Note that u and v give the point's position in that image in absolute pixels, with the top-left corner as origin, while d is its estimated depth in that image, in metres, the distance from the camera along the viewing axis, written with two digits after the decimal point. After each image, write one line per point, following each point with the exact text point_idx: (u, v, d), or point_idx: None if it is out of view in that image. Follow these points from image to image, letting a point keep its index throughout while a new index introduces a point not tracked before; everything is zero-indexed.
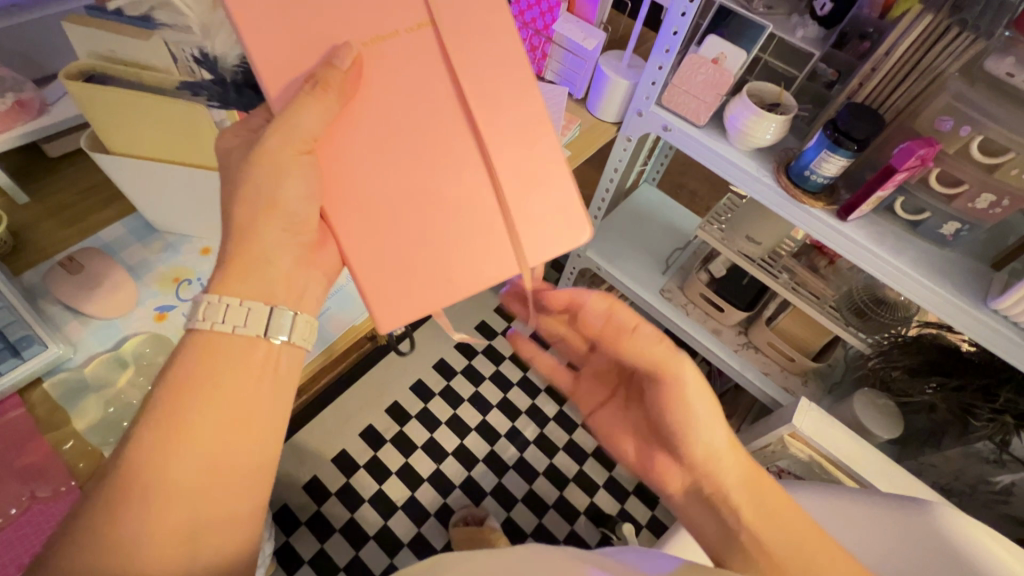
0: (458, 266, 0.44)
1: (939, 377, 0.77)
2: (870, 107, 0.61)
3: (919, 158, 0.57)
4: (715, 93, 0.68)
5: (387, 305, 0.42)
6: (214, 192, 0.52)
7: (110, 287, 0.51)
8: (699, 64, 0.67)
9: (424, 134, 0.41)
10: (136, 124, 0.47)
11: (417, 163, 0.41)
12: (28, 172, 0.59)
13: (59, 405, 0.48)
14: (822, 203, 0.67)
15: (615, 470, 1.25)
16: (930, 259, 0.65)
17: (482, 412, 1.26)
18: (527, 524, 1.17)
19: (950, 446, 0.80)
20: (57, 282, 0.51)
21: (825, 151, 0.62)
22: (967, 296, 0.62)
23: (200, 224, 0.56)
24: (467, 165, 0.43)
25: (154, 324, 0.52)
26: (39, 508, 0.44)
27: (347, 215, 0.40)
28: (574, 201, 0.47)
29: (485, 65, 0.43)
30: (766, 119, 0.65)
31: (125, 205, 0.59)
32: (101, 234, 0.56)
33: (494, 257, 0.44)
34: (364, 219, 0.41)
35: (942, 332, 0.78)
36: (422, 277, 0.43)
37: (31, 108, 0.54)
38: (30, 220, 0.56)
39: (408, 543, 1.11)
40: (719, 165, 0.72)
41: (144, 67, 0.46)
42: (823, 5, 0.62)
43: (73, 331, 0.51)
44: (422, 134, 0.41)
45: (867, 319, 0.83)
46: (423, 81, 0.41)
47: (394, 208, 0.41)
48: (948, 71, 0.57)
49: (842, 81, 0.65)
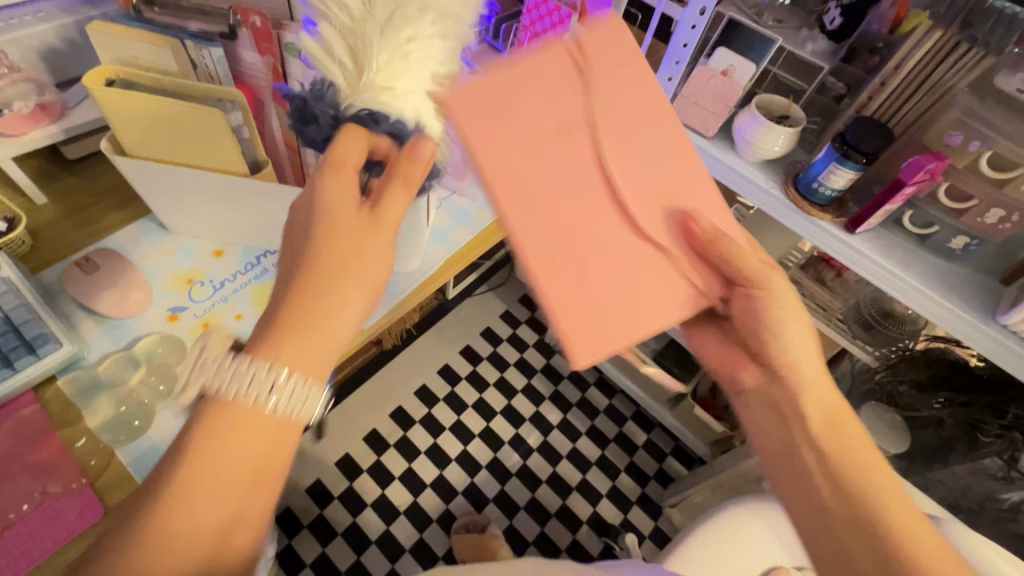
0: (643, 311, 0.44)
1: (947, 392, 0.78)
2: (879, 120, 0.62)
3: (928, 171, 0.58)
4: (723, 104, 0.69)
5: (590, 348, 0.42)
6: (228, 197, 0.53)
7: (124, 287, 0.52)
8: (708, 77, 0.68)
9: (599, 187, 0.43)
10: (158, 129, 0.48)
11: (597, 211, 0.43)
12: (48, 174, 0.60)
13: (72, 403, 0.49)
14: (829, 215, 0.67)
15: (619, 479, 1.25)
16: (939, 273, 0.65)
17: (486, 418, 1.26)
18: (529, 533, 1.16)
19: (958, 462, 0.79)
20: (73, 281, 0.52)
21: (834, 164, 0.62)
22: (976, 311, 0.62)
23: (213, 227, 0.57)
24: (627, 203, 0.44)
25: (166, 325, 0.53)
26: (49, 504, 0.44)
27: (541, 263, 0.41)
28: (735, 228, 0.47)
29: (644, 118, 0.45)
30: (776, 132, 0.66)
31: (140, 207, 0.60)
32: (116, 235, 0.57)
33: (662, 295, 0.45)
34: (557, 267, 0.42)
35: (951, 346, 0.77)
36: (620, 321, 0.43)
37: (53, 111, 0.56)
38: (48, 220, 0.57)
39: (410, 549, 1.11)
40: (727, 175, 0.72)
41: (167, 73, 0.47)
42: (834, 19, 0.64)
43: (88, 331, 0.52)
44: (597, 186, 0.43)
45: (874, 332, 0.82)
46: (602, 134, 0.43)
47: (573, 250, 0.42)
48: (958, 86, 0.57)
49: (852, 95, 0.66)
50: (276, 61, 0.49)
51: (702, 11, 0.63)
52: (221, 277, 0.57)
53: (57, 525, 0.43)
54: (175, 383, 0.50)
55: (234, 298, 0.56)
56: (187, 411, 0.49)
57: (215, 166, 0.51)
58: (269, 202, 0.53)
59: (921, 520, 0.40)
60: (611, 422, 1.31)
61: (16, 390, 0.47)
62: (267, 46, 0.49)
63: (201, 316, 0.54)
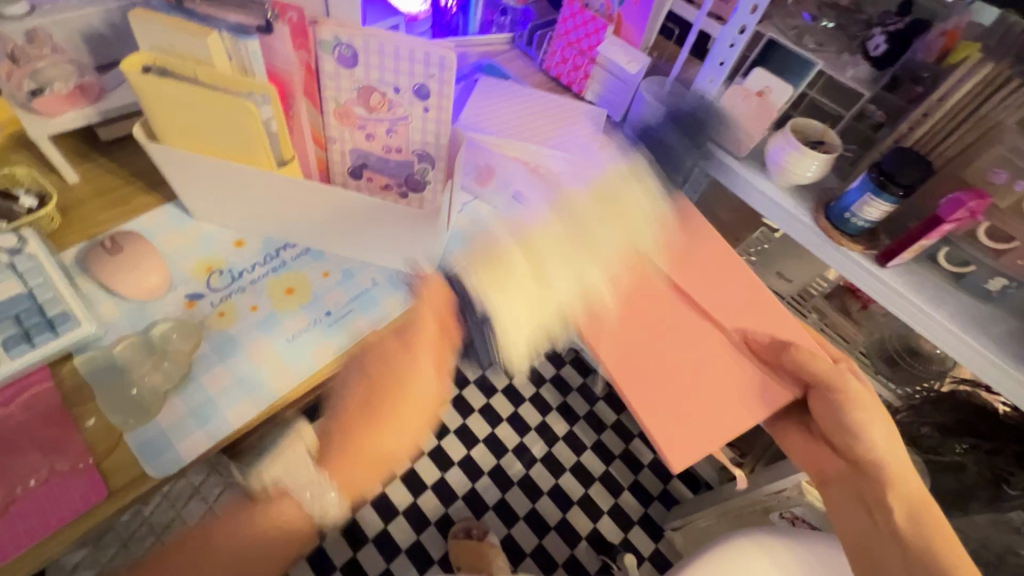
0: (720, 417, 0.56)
1: (972, 439, 0.75)
2: (919, 153, 0.60)
3: (969, 210, 0.56)
4: (759, 126, 0.67)
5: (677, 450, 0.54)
6: (252, 189, 0.53)
7: (145, 270, 0.53)
8: (742, 96, 0.67)
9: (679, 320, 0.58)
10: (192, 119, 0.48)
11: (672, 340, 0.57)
12: (81, 155, 0.61)
13: (86, 382, 0.49)
14: (861, 247, 0.65)
15: (621, 497, 1.23)
16: (973, 314, 0.62)
17: (491, 424, 1.26)
18: (526, 544, 1.15)
19: (979, 512, 0.76)
20: (96, 261, 0.53)
21: (868, 194, 0.60)
22: (1009, 357, 0.59)
23: (236, 217, 0.57)
24: (732, 324, 0.60)
25: (182, 311, 0.53)
26: (56, 481, 0.44)
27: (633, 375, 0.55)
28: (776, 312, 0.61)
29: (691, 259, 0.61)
30: (809, 157, 0.64)
31: (167, 192, 0.60)
32: (142, 218, 0.58)
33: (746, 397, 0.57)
34: (647, 381, 0.56)
35: (978, 390, 0.75)
36: (699, 423, 0.55)
37: (91, 93, 0.57)
38: (77, 199, 0.58)
39: (406, 550, 1.10)
40: (756, 198, 0.71)
41: (201, 62, 0.47)
42: (877, 45, 0.62)
43: (107, 311, 0.53)
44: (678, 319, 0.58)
45: (899, 368, 0.80)
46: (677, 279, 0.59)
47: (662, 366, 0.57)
48: (1006, 123, 0.55)
49: (892, 124, 0.63)
50: (312, 58, 0.50)
51: (741, 30, 0.63)
52: (240, 267, 0.57)
53: (62, 502, 0.43)
54: (187, 370, 0.50)
55: (251, 289, 0.56)
56: (196, 399, 0.49)
57: (242, 159, 0.51)
58: (294, 197, 0.53)
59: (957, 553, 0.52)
60: (618, 438, 1.29)
61: (33, 364, 0.47)
62: (302, 41, 0.49)
63: (218, 304, 0.54)
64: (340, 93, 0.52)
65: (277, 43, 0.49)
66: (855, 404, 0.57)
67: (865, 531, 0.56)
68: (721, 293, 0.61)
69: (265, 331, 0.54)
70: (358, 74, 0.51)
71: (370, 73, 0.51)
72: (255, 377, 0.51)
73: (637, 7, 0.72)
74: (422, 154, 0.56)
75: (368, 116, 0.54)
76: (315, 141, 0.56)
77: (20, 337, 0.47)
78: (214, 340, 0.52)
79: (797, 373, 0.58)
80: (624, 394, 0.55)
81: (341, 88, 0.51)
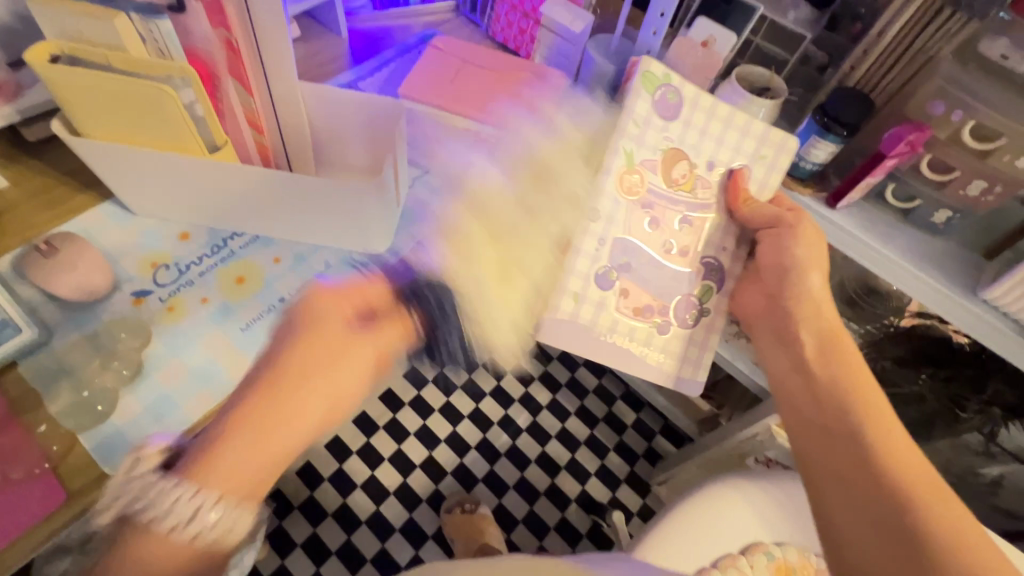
0: (542, 102, 0.70)
1: (930, 368, 0.78)
2: (860, 91, 0.61)
3: (908, 143, 0.57)
4: (705, 77, 0.67)
5: None
6: (188, 175, 0.51)
7: (86, 270, 0.51)
8: (688, 47, 0.66)
9: (492, 70, 0.72)
10: (104, 104, 0.46)
11: (483, 86, 0.71)
12: (8, 157, 0.58)
13: (35, 389, 0.48)
14: (809, 189, 0.66)
15: (607, 457, 1.26)
16: (921, 248, 0.64)
17: (475, 399, 1.27)
18: (518, 511, 1.18)
19: (941, 438, 0.82)
20: (34, 265, 0.51)
21: (814, 136, 0.61)
22: (957, 286, 0.61)
23: (178, 209, 0.56)
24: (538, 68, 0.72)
25: (130, 309, 0.52)
26: (13, 489, 0.44)
27: None
28: (544, 114, 0.69)
29: (462, 49, 0.74)
30: (755, 104, 0.64)
31: (105, 191, 0.58)
32: (81, 219, 0.56)
33: (545, 90, 0.71)
34: (486, 103, 0.69)
35: (937, 323, 0.78)
36: (525, 85, 0.71)
37: (6, 91, 0.55)
38: (11, 203, 0.56)
39: (400, 528, 1.13)
40: None
41: (114, 48, 0.45)
42: None
43: (51, 317, 0.51)
44: (492, 71, 0.72)
45: (859, 308, 0.81)
46: (479, 55, 0.74)
47: (479, 88, 0.71)
48: (940, 54, 0.56)
49: (835, 64, 0.64)
50: (231, 36, 0.47)
51: None
52: (187, 260, 0.56)
53: (18, 512, 0.43)
54: (140, 369, 0.49)
55: (201, 282, 0.55)
56: (151, 396, 0.48)
57: (172, 144, 0.49)
58: (238, 186, 0.53)
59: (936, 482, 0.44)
60: (600, 402, 1.31)
61: None
62: (219, 19, 0.46)
63: (167, 299, 0.53)
64: (623, 136, 0.58)
65: (192, 22, 0.46)
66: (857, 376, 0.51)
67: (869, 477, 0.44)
68: (502, 58, 0.74)
69: (218, 322, 0.53)
70: (641, 125, 0.59)
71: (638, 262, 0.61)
72: (211, 368, 0.51)
73: None
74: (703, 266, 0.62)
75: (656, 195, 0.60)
76: (251, 123, 0.54)
77: None
78: (165, 335, 0.51)
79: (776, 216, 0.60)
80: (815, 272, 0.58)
81: (641, 146, 0.59)
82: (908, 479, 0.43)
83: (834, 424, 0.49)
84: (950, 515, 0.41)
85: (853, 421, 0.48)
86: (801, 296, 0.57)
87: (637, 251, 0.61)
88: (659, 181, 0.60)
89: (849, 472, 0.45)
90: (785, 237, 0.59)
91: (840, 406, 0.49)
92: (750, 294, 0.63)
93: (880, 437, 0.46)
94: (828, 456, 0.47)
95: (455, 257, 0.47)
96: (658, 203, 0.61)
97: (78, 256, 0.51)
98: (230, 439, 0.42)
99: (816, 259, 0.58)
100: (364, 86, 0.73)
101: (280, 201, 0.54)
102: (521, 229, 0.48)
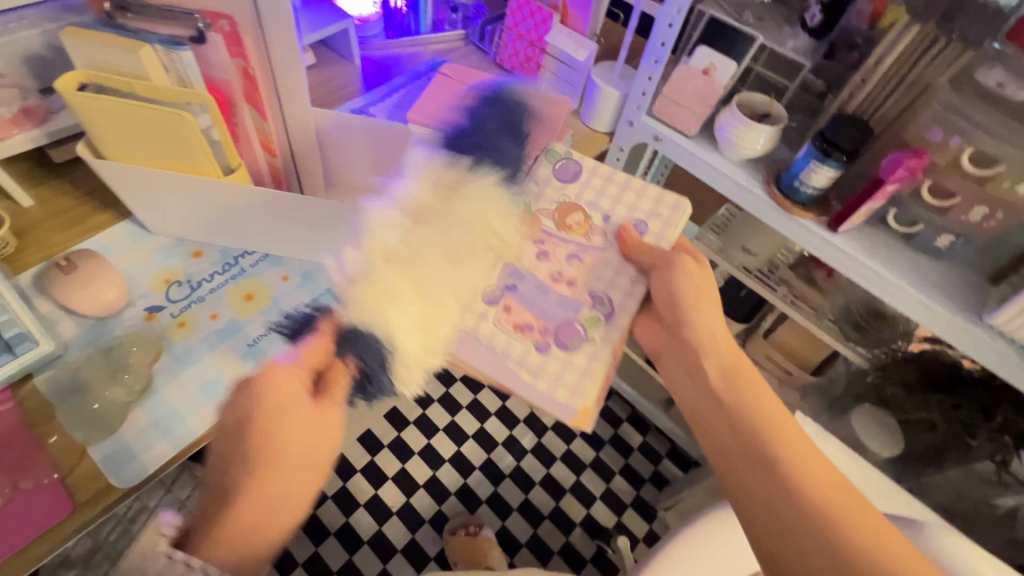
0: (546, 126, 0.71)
1: (937, 395, 0.78)
2: (859, 117, 0.61)
3: (907, 169, 0.58)
4: (705, 103, 0.69)
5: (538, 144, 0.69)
6: (203, 197, 0.54)
7: (103, 286, 0.53)
8: (689, 76, 0.68)
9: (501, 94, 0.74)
10: (125, 130, 0.49)
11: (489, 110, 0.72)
12: (33, 178, 0.61)
13: (48, 401, 0.50)
14: (812, 214, 0.66)
15: (613, 481, 1.24)
16: (924, 272, 0.64)
17: (480, 419, 1.27)
18: (522, 535, 1.16)
19: (952, 466, 0.80)
20: (53, 281, 0.53)
21: (814, 162, 0.62)
22: (962, 311, 0.61)
23: (192, 228, 0.58)
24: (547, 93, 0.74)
25: (142, 324, 0.54)
26: (20, 499, 0.45)
27: None
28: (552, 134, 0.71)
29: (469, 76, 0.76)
30: (756, 129, 0.65)
31: (124, 210, 0.61)
32: (99, 236, 0.59)
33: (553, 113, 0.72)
34: None
35: (944, 348, 0.77)
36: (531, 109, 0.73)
37: (36, 116, 0.57)
38: (34, 221, 0.59)
39: (402, 549, 1.11)
40: (711, 176, 0.72)
41: (137, 77, 0.47)
42: (813, 15, 0.64)
43: (66, 331, 0.53)
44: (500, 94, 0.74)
45: (866, 333, 0.81)
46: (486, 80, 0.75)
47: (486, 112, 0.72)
48: (937, 81, 0.57)
49: (834, 91, 0.65)
50: (248, 64, 0.50)
51: (678, 10, 0.63)
52: (199, 277, 0.58)
53: (25, 522, 0.44)
54: (150, 383, 0.51)
55: (210, 298, 0.57)
56: (158, 410, 0.50)
57: (189, 167, 0.52)
58: (251, 207, 0.55)
59: (881, 521, 0.45)
60: (606, 424, 1.30)
61: None
62: (236, 49, 0.49)
63: (177, 315, 0.55)
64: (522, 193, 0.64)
65: (211, 52, 0.49)
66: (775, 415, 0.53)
67: (799, 528, 0.45)
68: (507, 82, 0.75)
69: (226, 339, 0.54)
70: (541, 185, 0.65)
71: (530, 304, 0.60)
72: (218, 383, 0.52)
73: None
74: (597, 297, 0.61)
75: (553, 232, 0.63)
76: (265, 147, 0.58)
77: None
78: (175, 351, 0.53)
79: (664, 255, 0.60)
80: (696, 312, 0.58)
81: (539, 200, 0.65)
82: (796, 461, 0.49)
83: (732, 431, 0.52)
84: (879, 545, 0.43)
85: (783, 466, 0.49)
86: (692, 329, 0.58)
87: (529, 276, 0.60)
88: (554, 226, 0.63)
89: (763, 485, 0.49)
90: (665, 274, 0.59)
91: (743, 422, 0.52)
92: (647, 327, 0.63)
93: (822, 488, 0.47)
94: (751, 492, 0.49)
95: (370, 308, 0.43)
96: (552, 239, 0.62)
97: (96, 272, 0.53)
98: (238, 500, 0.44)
99: (704, 291, 0.59)
100: (374, 111, 0.75)
101: (287, 222, 0.56)
102: (431, 261, 0.44)
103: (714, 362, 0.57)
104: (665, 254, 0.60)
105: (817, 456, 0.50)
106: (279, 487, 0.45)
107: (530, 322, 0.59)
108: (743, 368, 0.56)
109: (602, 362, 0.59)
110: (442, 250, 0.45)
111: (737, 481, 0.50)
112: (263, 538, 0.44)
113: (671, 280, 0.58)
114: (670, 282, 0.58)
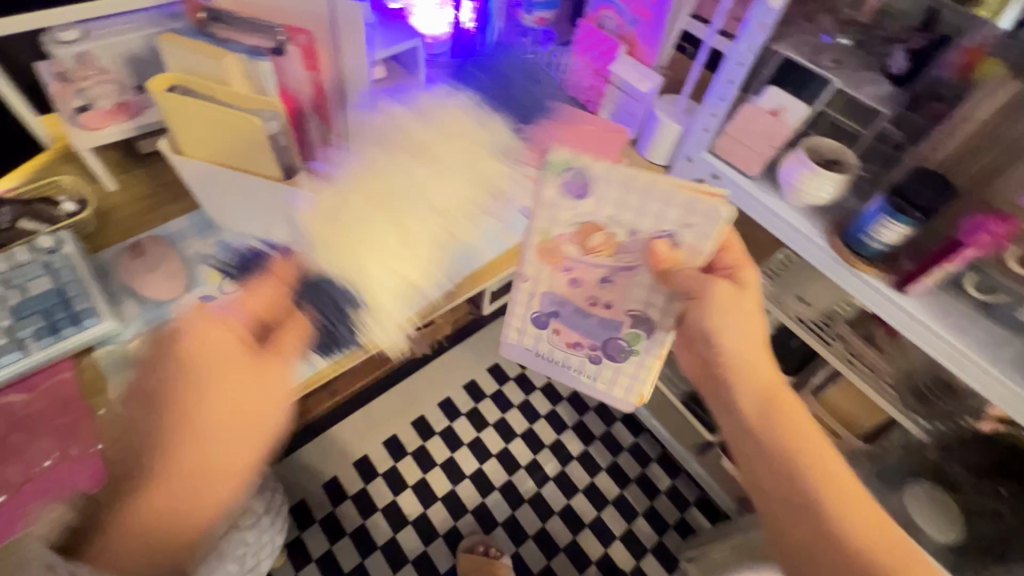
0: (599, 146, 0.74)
1: (1008, 482, 0.72)
2: (941, 173, 0.58)
3: (992, 235, 0.54)
4: (770, 145, 0.66)
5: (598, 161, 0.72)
6: (265, 196, 0.56)
7: (166, 272, 0.57)
8: (755, 114, 0.66)
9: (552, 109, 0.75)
10: (201, 131, 0.52)
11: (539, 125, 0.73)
12: (121, 165, 0.67)
13: (102, 374, 0.53)
14: (879, 271, 0.62)
15: (635, 522, 1.19)
16: (1002, 347, 0.58)
17: (505, 439, 1.26)
18: (534, 564, 1.13)
19: None
20: (123, 263, 0.57)
21: (884, 216, 0.58)
22: None
23: (251, 226, 0.61)
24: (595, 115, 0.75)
25: (195, 311, 0.57)
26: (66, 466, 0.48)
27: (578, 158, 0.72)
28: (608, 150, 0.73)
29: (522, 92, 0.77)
30: (821, 177, 0.63)
31: (193, 202, 0.65)
32: (169, 224, 0.63)
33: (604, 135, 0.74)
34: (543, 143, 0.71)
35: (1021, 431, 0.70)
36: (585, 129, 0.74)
37: (131, 109, 0.62)
38: (116, 205, 0.64)
39: (413, 560, 1.11)
40: (770, 220, 0.69)
41: (220, 83, 0.50)
42: (898, 64, 0.61)
43: (127, 311, 0.57)
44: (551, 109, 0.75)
45: (929, 403, 0.75)
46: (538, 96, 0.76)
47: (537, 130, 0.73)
48: None
49: (913, 144, 0.61)
50: None
51: (749, 50, 0.62)
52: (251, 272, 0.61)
53: None
54: None
55: None
56: None
57: (254, 169, 0.55)
58: None
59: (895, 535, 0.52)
60: (634, 462, 1.26)
61: (57, 356, 0.52)
62: (312, 62, 0.52)
63: None
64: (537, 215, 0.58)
65: (288, 64, 0.51)
66: (802, 434, 0.55)
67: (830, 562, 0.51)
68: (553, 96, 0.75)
69: None
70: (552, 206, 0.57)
71: (576, 329, 0.66)
72: None
73: (647, 28, 0.74)
74: (636, 315, 0.62)
75: (578, 258, 0.60)
76: None
77: (48, 328, 0.52)
78: None
79: (698, 285, 0.54)
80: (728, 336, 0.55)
81: (555, 225, 0.58)
82: (825, 485, 0.53)
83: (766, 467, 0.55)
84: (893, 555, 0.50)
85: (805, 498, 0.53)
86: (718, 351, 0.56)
87: (568, 303, 0.64)
88: (577, 251, 0.60)
89: (804, 538, 0.53)
90: (695, 308, 0.55)
91: (788, 464, 0.54)
92: (689, 357, 0.60)
93: (843, 496, 0.53)
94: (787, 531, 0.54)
95: (342, 253, 0.50)
96: (579, 265, 0.60)
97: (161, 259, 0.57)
98: (146, 466, 0.45)
99: (728, 314, 0.54)
100: None
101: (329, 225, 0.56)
102: (413, 190, 0.53)
103: (742, 380, 0.56)
104: (703, 285, 0.54)
105: (843, 471, 0.54)
106: (239, 442, 0.47)
107: (583, 342, 0.66)
108: (780, 408, 0.55)
109: (651, 369, 0.65)
110: (430, 180, 0.53)
111: (781, 513, 0.54)
112: (195, 512, 0.46)
113: (709, 315, 0.54)
114: (703, 319, 0.55)
